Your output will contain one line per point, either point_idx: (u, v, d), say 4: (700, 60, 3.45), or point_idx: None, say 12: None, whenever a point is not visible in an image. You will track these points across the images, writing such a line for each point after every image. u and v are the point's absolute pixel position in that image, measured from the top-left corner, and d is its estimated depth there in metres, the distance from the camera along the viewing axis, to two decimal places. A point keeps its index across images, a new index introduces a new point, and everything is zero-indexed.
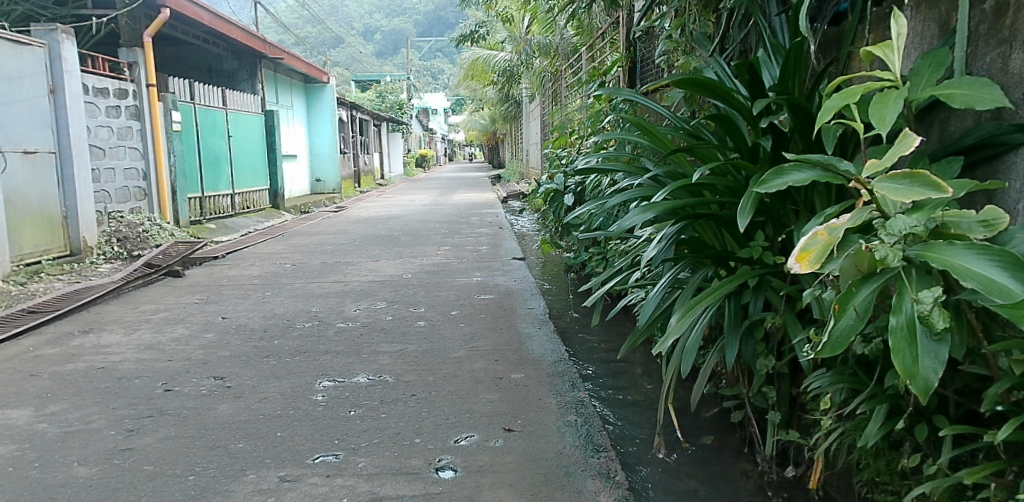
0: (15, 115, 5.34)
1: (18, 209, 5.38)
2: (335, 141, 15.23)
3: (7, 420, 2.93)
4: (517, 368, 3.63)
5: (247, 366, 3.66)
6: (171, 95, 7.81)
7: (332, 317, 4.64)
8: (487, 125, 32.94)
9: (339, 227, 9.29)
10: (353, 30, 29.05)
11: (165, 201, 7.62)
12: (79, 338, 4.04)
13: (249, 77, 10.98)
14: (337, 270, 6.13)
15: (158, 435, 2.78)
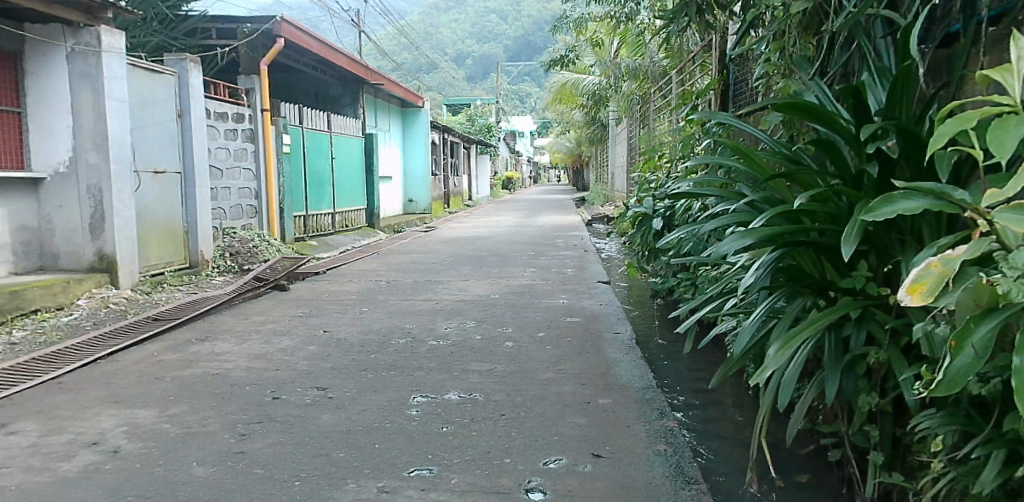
0: (148, 138, 5.89)
1: (147, 224, 5.90)
2: (427, 163, 15.74)
3: (135, 418, 3.21)
4: (605, 393, 3.62)
5: (345, 378, 3.85)
6: (282, 119, 8.34)
7: (425, 334, 4.80)
8: (572, 148, 33.12)
9: (430, 246, 9.59)
10: (445, 55, 30.04)
11: (273, 219, 8.13)
12: (197, 345, 4.37)
13: (352, 102, 11.57)
14: (429, 288, 6.34)
15: (267, 441, 2.97)
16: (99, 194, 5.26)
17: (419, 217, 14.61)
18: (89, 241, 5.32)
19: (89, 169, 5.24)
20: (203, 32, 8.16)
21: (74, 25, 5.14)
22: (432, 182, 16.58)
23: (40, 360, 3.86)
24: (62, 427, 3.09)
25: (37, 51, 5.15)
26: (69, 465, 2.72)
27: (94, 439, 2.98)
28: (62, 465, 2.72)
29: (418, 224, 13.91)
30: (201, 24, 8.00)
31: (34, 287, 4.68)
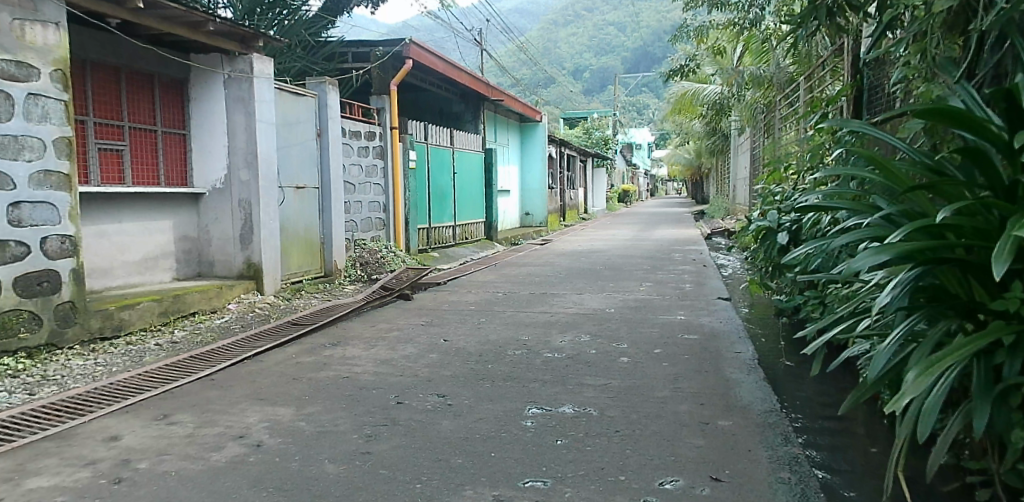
0: (291, 157, 6.43)
1: (289, 235, 6.43)
2: (544, 176, 15.94)
3: (276, 415, 3.52)
4: (724, 414, 3.50)
5: (464, 386, 4.01)
6: (409, 136, 8.80)
7: (540, 347, 4.87)
8: (692, 159, 32.20)
9: (546, 259, 9.70)
10: (563, 69, 30.33)
11: (399, 232, 8.58)
12: (331, 349, 4.71)
13: (474, 119, 11.98)
14: (544, 301, 6.42)
15: (391, 443, 3.15)
16: (248, 208, 5.79)
17: (535, 230, 14.79)
18: (239, 250, 5.88)
19: (240, 185, 5.79)
20: (341, 57, 8.74)
21: (231, 54, 5.72)
22: (549, 195, 16.76)
23: (197, 358, 4.32)
24: (214, 420, 3.44)
25: (200, 78, 5.77)
26: (218, 455, 3.03)
27: (240, 433, 3.30)
28: (213, 455, 3.03)
29: (534, 236, 14.11)
30: (339, 49, 8.60)
31: (194, 292, 5.25)
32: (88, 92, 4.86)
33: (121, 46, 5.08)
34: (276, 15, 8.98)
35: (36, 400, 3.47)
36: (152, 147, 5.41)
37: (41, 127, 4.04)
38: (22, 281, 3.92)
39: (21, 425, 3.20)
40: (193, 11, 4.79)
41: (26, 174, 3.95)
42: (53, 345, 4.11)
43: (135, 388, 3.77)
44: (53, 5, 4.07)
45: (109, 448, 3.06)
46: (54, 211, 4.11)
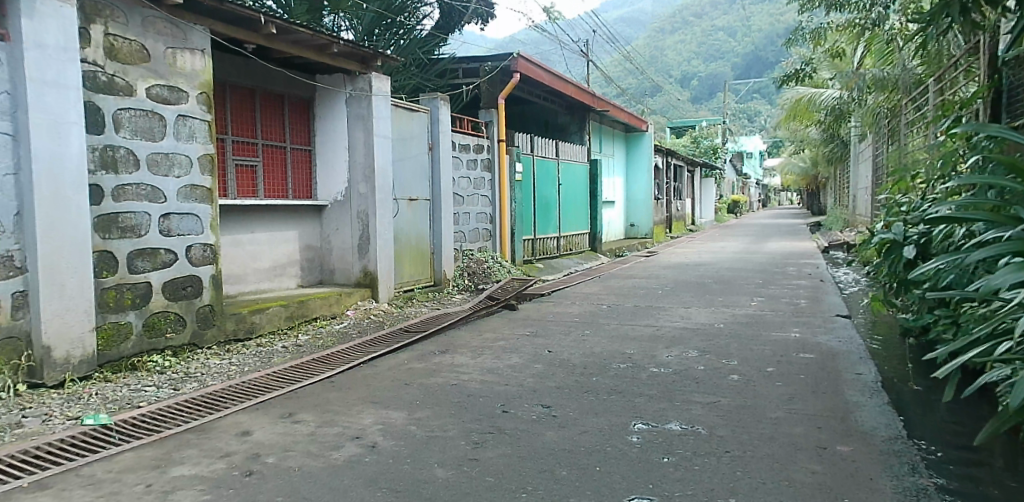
0: (405, 170, 6.71)
1: (402, 246, 6.69)
2: (650, 187, 15.63)
3: (389, 419, 3.66)
4: (844, 440, 3.27)
5: (569, 398, 3.99)
6: (515, 148, 8.92)
7: (646, 361, 4.77)
8: (806, 168, 30.54)
9: (652, 271, 9.50)
10: (669, 77, 29.74)
11: (505, 242, 8.70)
12: (439, 356, 4.84)
13: (579, 129, 11.96)
14: (650, 314, 6.28)
15: (497, 451, 3.19)
16: (366, 219, 6.09)
17: (640, 242, 14.53)
18: (357, 259, 6.19)
19: (359, 198, 6.10)
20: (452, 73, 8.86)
21: (353, 74, 6.06)
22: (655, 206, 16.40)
23: (318, 361, 4.58)
24: (333, 421, 3.63)
25: (325, 97, 6.13)
26: (338, 454, 3.19)
27: (357, 433, 3.45)
28: (333, 453, 3.19)
29: (639, 248, 13.86)
30: (450, 66, 8.69)
31: (316, 299, 5.57)
32: (227, 113, 5.29)
33: (256, 69, 5.50)
34: (393, 35, 9.54)
35: (180, 394, 3.80)
36: (281, 162, 5.81)
37: (189, 146, 4.44)
38: (170, 285, 4.32)
39: (168, 418, 3.52)
40: (319, 35, 5.11)
41: (175, 188, 4.35)
42: (194, 345, 4.49)
43: (264, 387, 4.05)
44: (200, 34, 4.49)
45: (241, 442, 3.30)
46: (197, 222, 4.51)
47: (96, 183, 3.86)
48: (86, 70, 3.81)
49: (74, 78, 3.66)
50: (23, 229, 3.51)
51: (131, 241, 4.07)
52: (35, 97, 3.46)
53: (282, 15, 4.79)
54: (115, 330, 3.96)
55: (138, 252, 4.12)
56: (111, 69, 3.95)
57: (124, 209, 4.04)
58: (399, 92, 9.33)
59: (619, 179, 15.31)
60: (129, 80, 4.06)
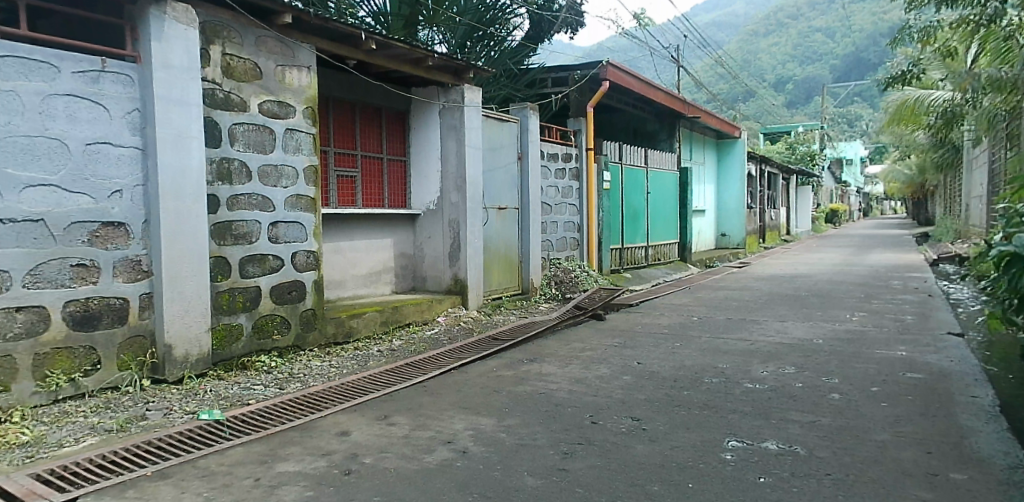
0: (495, 179, 6.80)
1: (492, 254, 6.78)
2: (743, 195, 15.10)
3: (479, 425, 3.70)
4: (958, 467, 3.02)
5: (659, 411, 3.91)
6: (603, 157, 8.86)
7: (740, 376, 4.59)
8: (913, 175, 28.60)
9: (745, 283, 9.16)
10: (764, 81, 28.61)
11: (592, 251, 8.64)
12: (527, 364, 4.86)
13: (668, 137, 11.71)
14: (744, 328, 6.05)
15: (587, 462, 3.17)
16: (457, 228, 6.21)
17: (732, 252, 14.04)
18: (448, 267, 6.31)
19: (451, 207, 6.23)
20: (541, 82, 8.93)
21: (446, 86, 6.22)
22: (748, 216, 15.81)
23: (411, 365, 4.69)
24: (426, 425, 3.71)
25: (419, 109, 6.31)
26: (430, 457, 3.25)
27: (449, 438, 3.51)
28: (426, 456, 3.26)
29: (731, 259, 13.40)
30: (540, 75, 8.76)
31: (410, 305, 5.72)
32: (330, 126, 5.53)
33: (356, 84, 5.72)
34: (484, 46, 9.64)
35: (286, 394, 4.00)
36: (378, 173, 6.02)
37: (295, 158, 4.68)
38: (276, 289, 4.56)
39: (274, 416, 3.70)
40: (416, 48, 5.28)
41: (283, 197, 4.59)
42: (297, 347, 4.71)
43: (361, 389, 4.19)
44: (306, 51, 4.73)
45: (341, 442, 3.43)
46: (302, 230, 4.74)
47: (213, 194, 4.13)
48: (206, 88, 4.10)
49: (195, 95, 3.94)
50: (150, 236, 3.80)
51: (243, 247, 4.34)
52: (162, 114, 3.75)
53: (381, 31, 4.99)
54: (228, 331, 4.22)
55: (249, 258, 4.37)
56: (228, 87, 4.24)
57: (237, 217, 4.31)
58: (488, 101, 9.45)
59: (709, 187, 14.89)
60: (243, 97, 4.33)
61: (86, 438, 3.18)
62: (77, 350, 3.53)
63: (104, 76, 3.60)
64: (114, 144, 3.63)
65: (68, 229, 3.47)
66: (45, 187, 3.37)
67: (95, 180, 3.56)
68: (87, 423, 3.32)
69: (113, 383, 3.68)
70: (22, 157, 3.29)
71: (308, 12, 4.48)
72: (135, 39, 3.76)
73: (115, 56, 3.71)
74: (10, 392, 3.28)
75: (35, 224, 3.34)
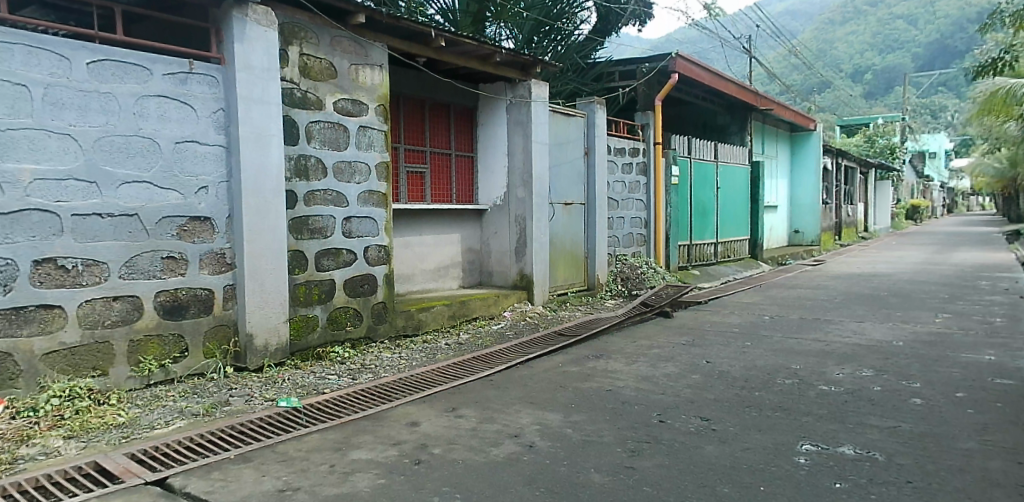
0: (562, 175, 6.79)
1: (558, 250, 6.77)
2: (818, 191, 14.53)
3: (546, 420, 3.70)
4: None
5: (729, 412, 3.81)
6: (672, 151, 8.68)
7: (815, 378, 4.42)
8: (1004, 168, 26.80)
9: (819, 282, 8.81)
10: (843, 72, 27.30)
11: (659, 248, 8.49)
12: (593, 361, 4.82)
13: (740, 130, 11.37)
14: (818, 328, 5.82)
15: (655, 461, 3.12)
16: (524, 223, 6.22)
17: (806, 249, 13.54)
18: (515, 261, 6.34)
19: (518, 202, 6.25)
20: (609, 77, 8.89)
21: (513, 81, 6.23)
22: (824, 212, 15.18)
23: (479, 359, 4.74)
24: (493, 418, 3.74)
25: (487, 105, 6.35)
26: (497, 451, 3.28)
27: (515, 432, 3.53)
28: (493, 449, 3.29)
29: (805, 257, 12.90)
30: (608, 68, 8.73)
31: (476, 299, 5.78)
32: (400, 123, 5.64)
33: (426, 81, 5.81)
34: (552, 41, 9.54)
35: (358, 384, 4.11)
36: (446, 168, 6.09)
37: (368, 154, 4.79)
38: (350, 282, 4.69)
39: (347, 405, 3.81)
40: (484, 45, 5.32)
41: (356, 193, 4.71)
42: (369, 338, 4.84)
43: (430, 381, 4.27)
44: (378, 50, 4.84)
45: (410, 432, 3.50)
46: (374, 224, 4.86)
47: (291, 189, 4.28)
48: (284, 87, 4.25)
49: (275, 94, 4.09)
50: (232, 230, 3.98)
51: (319, 241, 4.48)
52: (244, 113, 3.91)
53: (450, 28, 5.04)
54: (304, 322, 4.38)
55: (324, 251, 4.51)
56: (305, 86, 4.38)
57: (313, 212, 4.45)
58: (557, 97, 9.37)
59: (782, 182, 14.40)
60: (319, 96, 4.47)
61: (175, 421, 3.36)
62: (166, 337, 3.73)
63: (192, 77, 3.78)
64: (200, 142, 3.82)
65: (159, 223, 3.67)
66: (139, 183, 3.57)
67: (183, 176, 3.75)
68: (176, 407, 3.51)
69: (199, 369, 3.88)
70: (119, 155, 3.49)
71: (381, 11, 4.58)
72: (219, 42, 3.93)
73: (201, 58, 3.89)
74: (108, 376, 3.50)
75: (131, 218, 3.55)
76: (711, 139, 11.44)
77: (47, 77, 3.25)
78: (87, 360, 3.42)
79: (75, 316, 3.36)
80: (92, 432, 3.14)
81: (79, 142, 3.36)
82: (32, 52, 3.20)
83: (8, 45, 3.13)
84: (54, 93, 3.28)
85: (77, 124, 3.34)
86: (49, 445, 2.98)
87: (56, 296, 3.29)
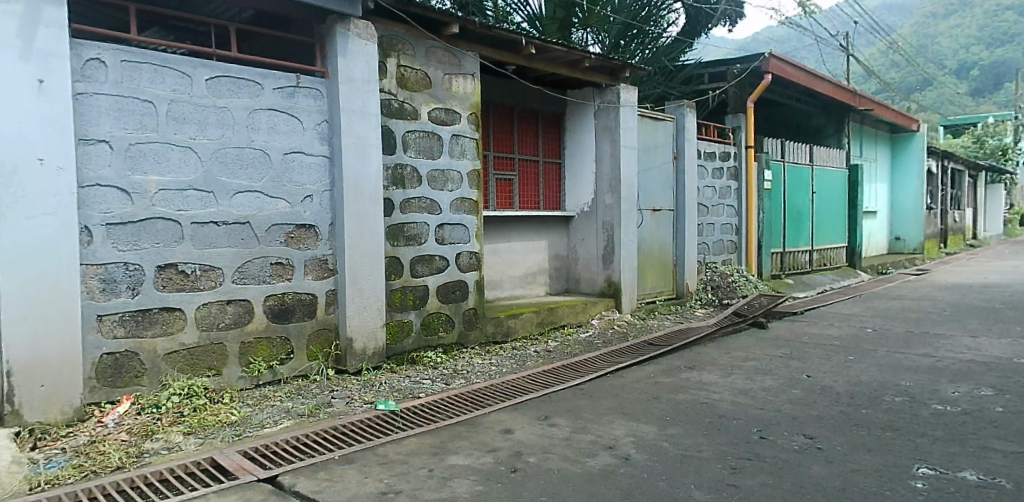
0: (650, 180, 6.67)
1: (646, 257, 6.67)
2: (921, 195, 13.69)
3: (641, 432, 3.64)
4: None
5: (835, 430, 3.63)
6: (765, 155, 8.40)
7: (928, 396, 4.15)
8: None
9: (925, 293, 8.28)
10: (946, 68, 25.65)
11: (751, 255, 8.22)
12: (686, 372, 4.71)
13: (836, 131, 10.86)
14: (929, 342, 5.47)
15: (758, 480, 3.01)
16: (612, 229, 6.16)
17: (908, 257, 12.78)
18: (602, 269, 6.29)
19: (605, 208, 6.19)
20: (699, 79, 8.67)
21: (601, 87, 6.19)
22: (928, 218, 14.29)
23: (569, 367, 4.72)
24: (586, 428, 3.70)
25: (574, 110, 6.33)
26: (593, 462, 3.24)
27: (610, 443, 3.49)
28: (589, 460, 3.26)
29: (907, 266, 12.18)
30: (696, 71, 8.51)
31: (564, 307, 5.76)
32: (490, 131, 5.71)
33: (515, 88, 5.85)
34: (639, 44, 9.50)
35: (451, 389, 4.17)
36: (534, 175, 6.10)
37: (460, 162, 4.86)
38: (443, 288, 4.76)
39: (441, 410, 3.87)
40: (573, 50, 5.30)
41: (449, 200, 4.79)
42: (460, 344, 4.90)
43: (522, 388, 4.28)
44: (471, 59, 4.91)
45: (505, 440, 3.51)
46: (466, 231, 4.92)
47: (388, 198, 4.39)
48: (383, 98, 4.36)
49: (374, 106, 4.21)
50: (335, 238, 4.12)
51: (414, 248, 4.57)
52: (347, 124, 4.05)
53: (540, 34, 5.05)
54: (399, 327, 4.48)
55: (419, 258, 4.61)
56: (401, 97, 4.48)
57: (409, 220, 4.55)
58: (644, 101, 9.28)
59: (881, 186, 13.68)
60: (415, 106, 4.56)
61: (283, 420, 3.50)
62: (274, 339, 3.90)
63: (299, 91, 3.94)
64: (306, 153, 3.98)
65: (268, 230, 3.84)
66: (251, 193, 3.75)
67: (290, 186, 3.91)
68: (283, 407, 3.66)
69: (304, 371, 4.04)
70: (233, 166, 3.68)
71: (473, 21, 4.63)
72: (324, 56, 4.08)
73: (307, 72, 4.05)
74: (222, 375, 3.69)
75: (243, 226, 3.73)
76: (807, 142, 10.96)
77: (170, 93, 3.46)
78: (203, 360, 3.62)
79: (193, 318, 3.56)
80: (209, 428, 3.31)
81: (198, 154, 3.56)
82: (157, 70, 3.42)
83: (137, 64, 3.36)
84: (177, 108, 3.49)
85: (196, 137, 3.54)
86: (171, 440, 3.15)
87: (177, 299, 3.49)
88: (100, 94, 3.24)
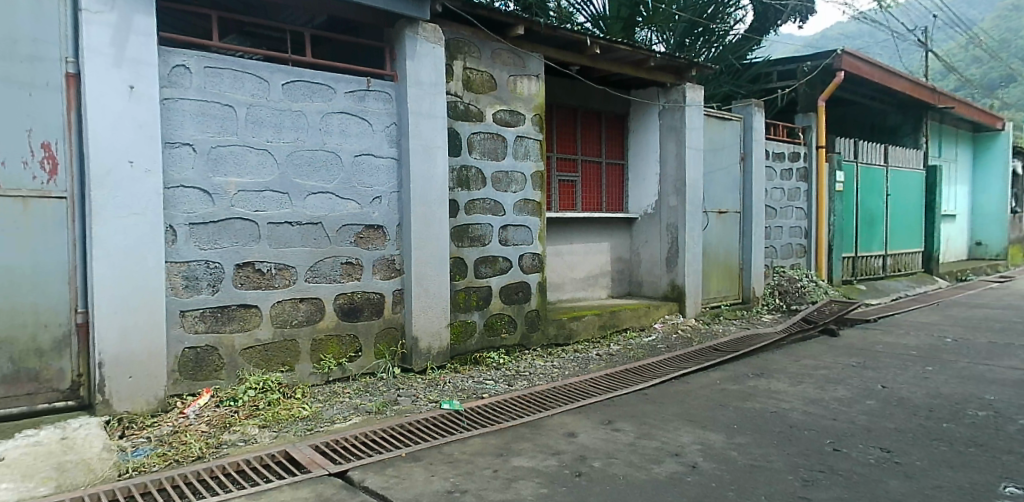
0: (716, 181, 6.54)
1: (712, 260, 6.54)
2: (1006, 198, 12.98)
3: (708, 440, 3.57)
4: None
5: (915, 444, 3.48)
6: (837, 155, 8.12)
7: (1016, 412, 3.93)
8: None
9: (1010, 301, 7.83)
10: None
11: (821, 260, 7.97)
12: (754, 379, 4.59)
13: (913, 130, 10.40)
14: (1016, 354, 5.17)
15: (832, 493, 2.91)
16: (676, 232, 6.07)
17: (990, 264, 12.13)
18: (665, 271, 6.20)
19: (669, 210, 6.11)
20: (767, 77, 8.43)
21: (666, 86, 6.09)
22: (1012, 222, 13.52)
23: (633, 372, 4.67)
24: (651, 434, 3.65)
25: (638, 111, 6.26)
26: (659, 468, 3.20)
27: (676, 450, 3.43)
28: (655, 467, 3.21)
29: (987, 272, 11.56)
30: (765, 69, 8.28)
31: (627, 310, 5.71)
32: (554, 132, 5.71)
33: (579, 89, 5.83)
34: (705, 43, 9.45)
35: (514, 390, 4.19)
36: (596, 176, 6.06)
37: (524, 164, 4.88)
38: (506, 290, 4.79)
39: (504, 411, 3.89)
40: (638, 50, 5.23)
41: (512, 202, 4.81)
42: (522, 346, 4.91)
43: (585, 391, 4.26)
44: (536, 60, 4.91)
45: (569, 443, 3.50)
46: (529, 233, 4.94)
47: (453, 199, 4.44)
48: (450, 100, 4.41)
49: (441, 109, 4.26)
50: (402, 238, 4.19)
51: (478, 249, 4.61)
52: (415, 127, 4.11)
53: (606, 35, 5.00)
54: (463, 327, 4.52)
55: (483, 259, 4.64)
56: (468, 99, 4.52)
57: (474, 221, 4.59)
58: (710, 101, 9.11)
59: (962, 188, 13.02)
60: (480, 107, 4.60)
61: (352, 417, 3.59)
62: (343, 337, 4.00)
63: (369, 94, 4.03)
64: (375, 155, 4.06)
65: (339, 230, 3.93)
66: (323, 194, 3.85)
67: (360, 188, 4.00)
68: (352, 403, 3.75)
69: (371, 369, 4.13)
70: (307, 168, 3.79)
71: (539, 22, 4.62)
72: (393, 60, 4.15)
73: (377, 75, 4.13)
74: (294, 371, 3.81)
75: (316, 226, 3.84)
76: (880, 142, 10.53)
77: (249, 98, 3.59)
78: (278, 356, 3.74)
79: (268, 315, 3.68)
80: (282, 422, 3.42)
81: (274, 156, 3.67)
82: (237, 76, 3.54)
83: (219, 70, 3.49)
84: (255, 112, 3.61)
85: (272, 140, 3.66)
86: (248, 432, 3.27)
87: (254, 296, 3.62)
88: (185, 98, 3.39)
